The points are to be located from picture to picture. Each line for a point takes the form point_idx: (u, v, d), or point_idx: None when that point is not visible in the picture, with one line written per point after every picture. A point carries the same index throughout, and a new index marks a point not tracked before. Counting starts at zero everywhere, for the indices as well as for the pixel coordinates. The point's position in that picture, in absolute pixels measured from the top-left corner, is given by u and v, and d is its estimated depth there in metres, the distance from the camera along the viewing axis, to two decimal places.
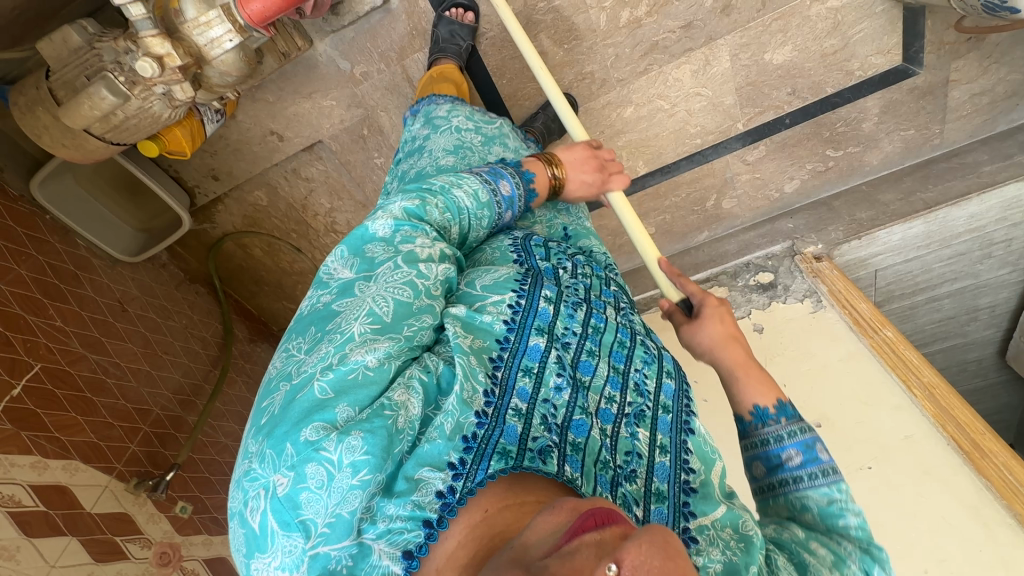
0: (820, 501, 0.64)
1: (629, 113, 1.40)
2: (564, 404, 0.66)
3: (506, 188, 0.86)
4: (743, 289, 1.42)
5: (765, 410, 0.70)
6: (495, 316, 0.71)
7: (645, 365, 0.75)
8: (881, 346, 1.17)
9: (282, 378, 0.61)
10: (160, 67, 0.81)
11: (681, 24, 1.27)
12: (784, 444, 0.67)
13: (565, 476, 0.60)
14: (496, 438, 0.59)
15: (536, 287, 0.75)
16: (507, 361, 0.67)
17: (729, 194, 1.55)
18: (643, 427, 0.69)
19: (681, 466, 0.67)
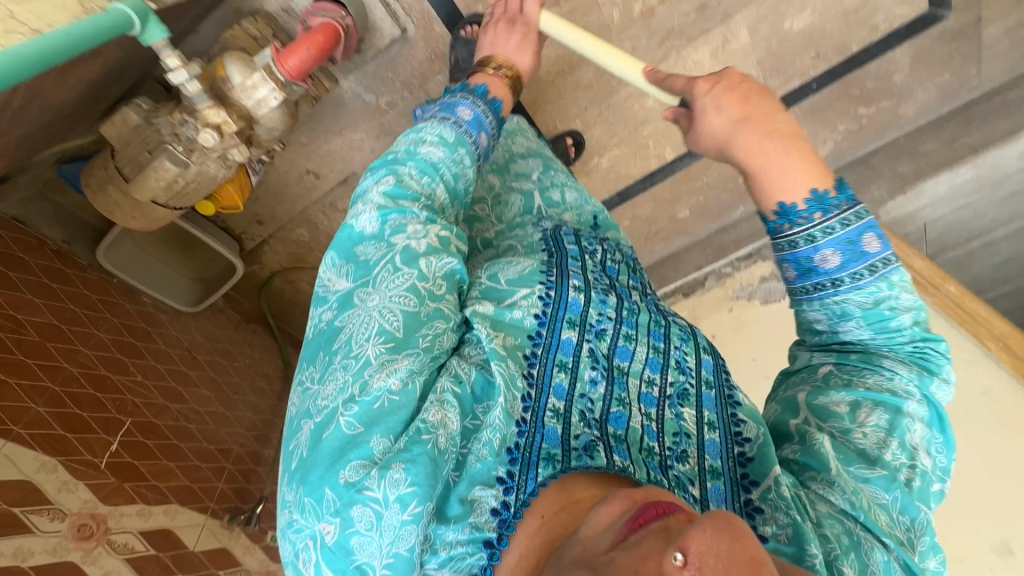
0: (865, 303, 0.77)
1: (651, 102, 1.40)
2: (600, 398, 0.73)
3: (467, 113, 0.91)
4: None
5: (790, 204, 0.78)
6: (524, 311, 0.77)
7: (683, 343, 0.83)
8: (948, 303, 1.21)
9: (306, 415, 0.68)
10: (219, 134, 0.87)
11: (695, 7, 1.27)
12: (819, 246, 0.77)
13: (617, 465, 0.67)
14: (539, 443, 0.66)
15: (563, 279, 0.82)
16: (541, 357, 0.73)
17: None
18: (687, 406, 0.76)
19: (734, 440, 0.74)
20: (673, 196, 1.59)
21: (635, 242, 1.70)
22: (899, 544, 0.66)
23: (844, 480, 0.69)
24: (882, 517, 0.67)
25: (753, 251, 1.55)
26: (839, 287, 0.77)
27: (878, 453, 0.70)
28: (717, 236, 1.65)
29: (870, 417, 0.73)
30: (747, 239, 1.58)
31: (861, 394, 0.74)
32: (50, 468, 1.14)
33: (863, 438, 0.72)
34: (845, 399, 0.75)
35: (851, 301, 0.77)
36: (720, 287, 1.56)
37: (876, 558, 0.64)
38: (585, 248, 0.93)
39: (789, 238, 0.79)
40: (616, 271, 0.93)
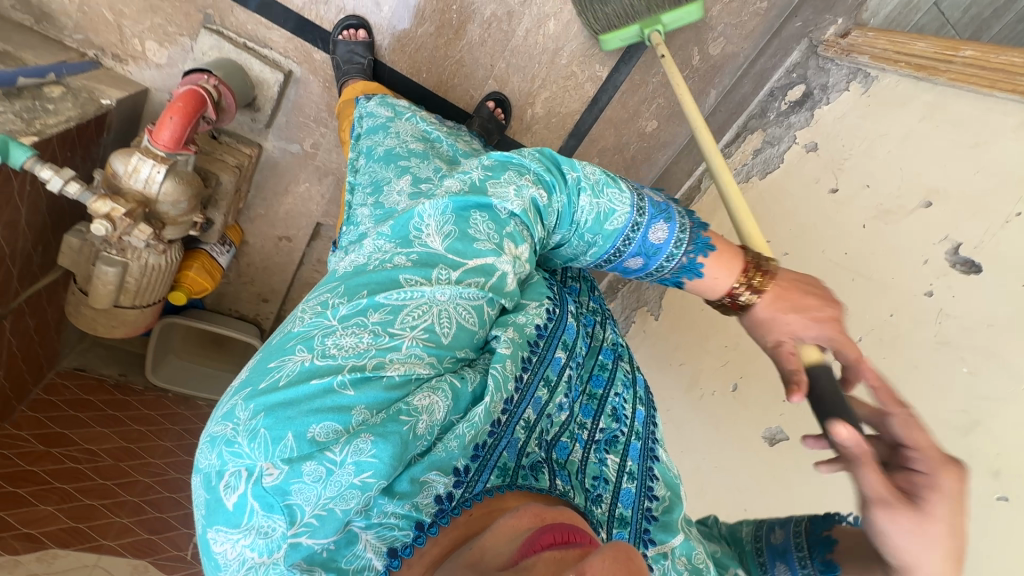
0: None
1: (553, 27, 1.31)
2: (558, 424, 0.65)
3: (660, 234, 0.68)
4: (778, 118, 1.24)
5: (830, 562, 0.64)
6: (534, 317, 0.66)
7: (624, 390, 0.72)
8: (966, 72, 0.88)
9: (305, 343, 0.52)
10: (111, 222, 0.93)
11: None
12: None
13: (558, 489, 0.59)
14: (501, 450, 0.58)
15: (564, 301, 0.72)
16: (532, 368, 0.63)
17: (711, 37, 1.35)
18: (613, 452, 0.67)
19: (644, 492, 0.65)
20: (630, 112, 1.45)
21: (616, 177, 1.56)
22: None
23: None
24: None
25: (739, 129, 1.37)
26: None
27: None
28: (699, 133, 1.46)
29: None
30: (729, 120, 1.38)
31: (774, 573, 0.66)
32: (143, 568, 1.12)
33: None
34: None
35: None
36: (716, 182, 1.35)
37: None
38: (549, 268, 0.80)
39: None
40: (580, 287, 0.81)
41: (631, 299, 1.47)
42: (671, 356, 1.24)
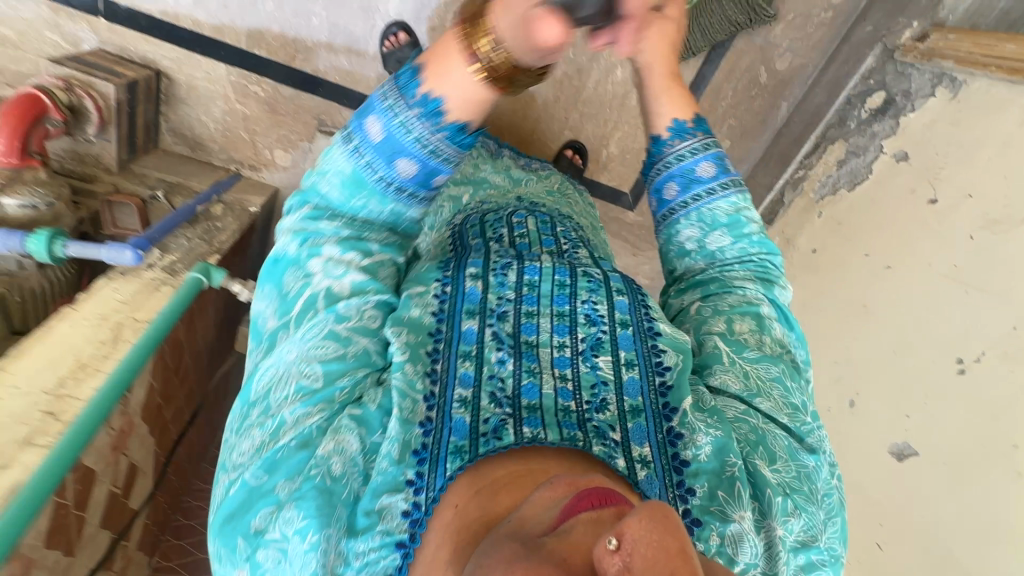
0: (727, 210, 0.87)
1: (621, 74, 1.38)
2: (510, 374, 0.63)
3: (409, 168, 0.71)
4: (859, 128, 1.25)
5: (682, 125, 0.91)
6: (422, 309, 0.69)
7: (593, 293, 0.73)
8: None
9: (221, 471, 0.63)
10: None
11: None
12: (698, 158, 0.89)
13: (527, 437, 0.57)
14: (446, 438, 0.57)
15: (461, 269, 0.74)
16: (444, 351, 0.65)
17: (777, 55, 1.39)
18: (603, 354, 0.68)
19: (654, 370, 0.68)
20: None
21: None
22: (799, 471, 0.67)
23: (774, 396, 0.72)
24: (805, 487, 0.67)
25: (818, 140, 1.36)
26: (725, 188, 0.88)
27: (796, 393, 0.73)
28: (774, 145, 1.49)
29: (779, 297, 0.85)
30: (806, 130, 1.40)
31: (762, 262, 0.86)
32: None
33: (778, 336, 0.79)
34: (744, 241, 0.87)
35: (717, 208, 0.87)
36: (800, 196, 1.37)
37: (789, 523, 0.63)
38: (492, 236, 0.84)
39: (676, 152, 0.90)
40: (521, 236, 0.85)
41: None
42: None
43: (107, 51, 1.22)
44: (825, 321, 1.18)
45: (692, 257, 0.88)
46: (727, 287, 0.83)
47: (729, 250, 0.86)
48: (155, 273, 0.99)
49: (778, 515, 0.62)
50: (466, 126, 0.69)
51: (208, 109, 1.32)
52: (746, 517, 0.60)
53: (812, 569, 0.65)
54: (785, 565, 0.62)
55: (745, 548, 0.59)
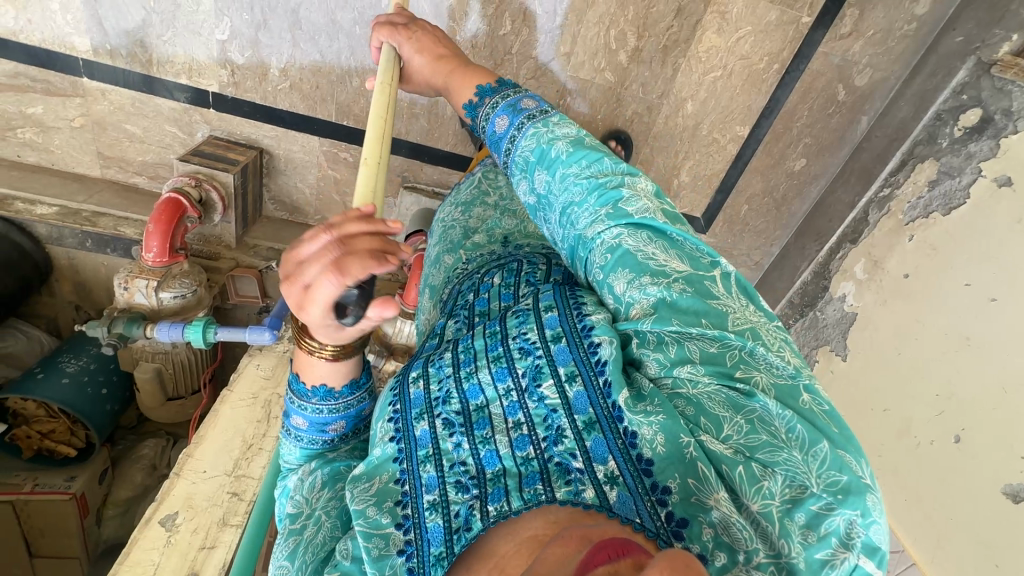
0: (534, 146, 0.75)
1: (692, 107, 1.38)
2: (468, 454, 0.58)
3: (340, 424, 0.73)
4: (953, 148, 1.20)
5: (470, 105, 0.86)
6: (381, 440, 0.63)
7: (523, 326, 0.66)
8: None
9: None
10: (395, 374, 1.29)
11: (673, 15, 1.25)
12: (495, 118, 0.81)
13: (496, 513, 0.54)
14: (430, 548, 0.53)
15: (405, 378, 0.68)
16: (402, 465, 0.60)
17: (856, 72, 1.35)
18: (546, 382, 0.61)
19: (594, 371, 0.60)
20: (776, 158, 1.49)
21: (768, 215, 1.60)
22: (753, 424, 0.53)
23: (693, 348, 0.58)
24: (768, 437, 0.52)
25: (904, 157, 1.33)
26: (522, 128, 0.77)
27: (724, 330, 0.58)
28: (853, 160, 1.45)
29: (634, 208, 0.66)
30: (890, 147, 1.36)
31: (594, 180, 0.70)
32: None
33: (661, 260, 0.63)
34: (562, 170, 0.72)
35: (524, 149, 0.76)
36: (886, 216, 1.34)
37: (765, 489, 0.50)
38: (461, 306, 0.78)
39: (480, 122, 0.84)
40: (484, 288, 0.79)
41: (809, 337, 1.49)
42: (870, 401, 1.26)
43: (218, 137, 1.35)
44: (923, 351, 1.17)
45: (541, 213, 0.75)
46: (587, 242, 0.68)
47: (558, 189, 0.72)
48: (286, 346, 1.12)
49: (746, 489, 0.50)
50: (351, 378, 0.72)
51: (304, 177, 1.44)
52: (724, 499, 0.50)
53: (824, 519, 0.47)
54: (785, 538, 0.47)
55: (738, 532, 0.49)
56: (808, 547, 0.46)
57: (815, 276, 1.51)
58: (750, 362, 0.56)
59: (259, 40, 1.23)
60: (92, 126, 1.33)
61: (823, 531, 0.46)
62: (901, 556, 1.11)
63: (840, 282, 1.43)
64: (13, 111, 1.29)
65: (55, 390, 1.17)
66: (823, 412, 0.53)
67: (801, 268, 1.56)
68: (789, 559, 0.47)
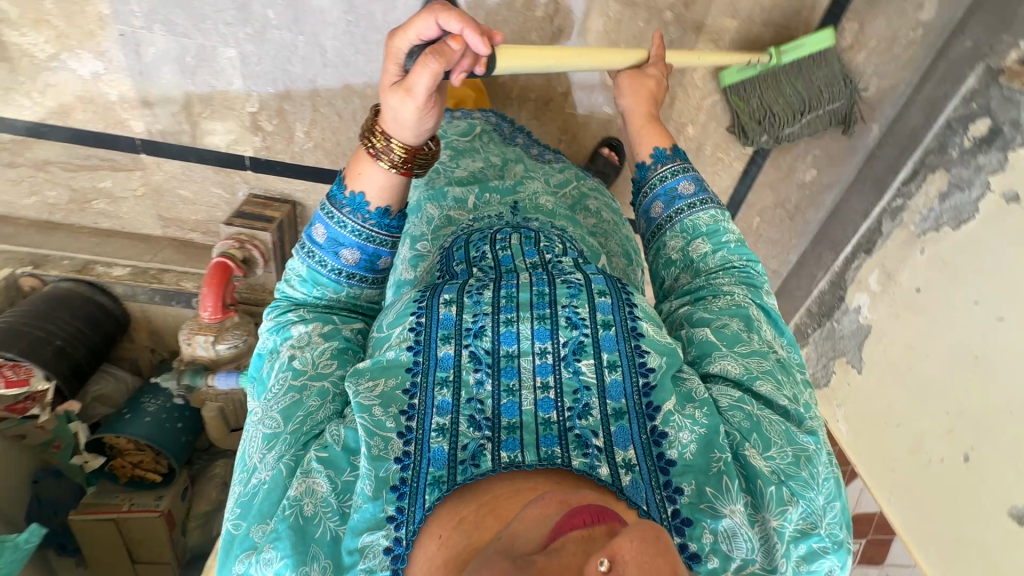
0: (706, 220, 0.90)
1: (693, 130, 1.41)
2: (488, 396, 0.64)
3: (352, 255, 0.81)
4: (962, 158, 1.19)
5: (661, 152, 1.00)
6: (397, 346, 0.68)
7: (572, 299, 0.70)
8: None
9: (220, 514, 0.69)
10: None
11: (665, 47, 1.28)
12: (677, 179, 0.95)
13: (503, 463, 0.59)
14: (425, 469, 0.59)
15: (434, 297, 0.72)
16: (421, 382, 0.65)
17: (861, 81, 1.33)
18: (585, 358, 0.66)
19: (637, 370, 0.66)
20: (786, 170, 1.49)
21: (782, 225, 1.60)
22: (797, 456, 0.66)
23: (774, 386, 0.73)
24: (804, 472, 0.65)
25: (916, 166, 1.30)
26: (704, 206, 0.92)
27: (796, 380, 0.75)
28: (867, 168, 1.43)
29: (768, 298, 0.85)
30: (902, 155, 1.33)
31: (745, 268, 0.88)
32: None
33: (769, 335, 0.79)
34: (726, 249, 0.88)
35: (698, 219, 0.90)
36: (899, 227, 1.32)
37: (787, 513, 0.62)
38: (479, 246, 0.82)
39: (658, 176, 0.96)
40: (502, 247, 0.81)
41: (825, 347, 1.49)
42: (885, 416, 1.27)
43: (256, 194, 1.51)
44: (934, 367, 1.17)
45: (677, 266, 0.90)
46: (717, 291, 0.83)
47: (713, 260, 0.87)
48: None
49: (772, 506, 0.62)
50: (388, 209, 0.81)
51: None
52: (737, 510, 0.60)
53: (814, 558, 0.63)
54: (785, 557, 0.61)
55: (739, 543, 0.59)
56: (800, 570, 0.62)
57: (831, 286, 1.51)
58: (807, 415, 0.72)
59: (284, 108, 1.37)
60: (152, 194, 1.52)
61: (813, 567, 0.63)
62: (913, 570, 1.15)
63: (855, 293, 1.42)
64: (88, 187, 1.50)
65: (139, 427, 1.38)
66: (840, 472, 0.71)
67: (818, 276, 1.56)
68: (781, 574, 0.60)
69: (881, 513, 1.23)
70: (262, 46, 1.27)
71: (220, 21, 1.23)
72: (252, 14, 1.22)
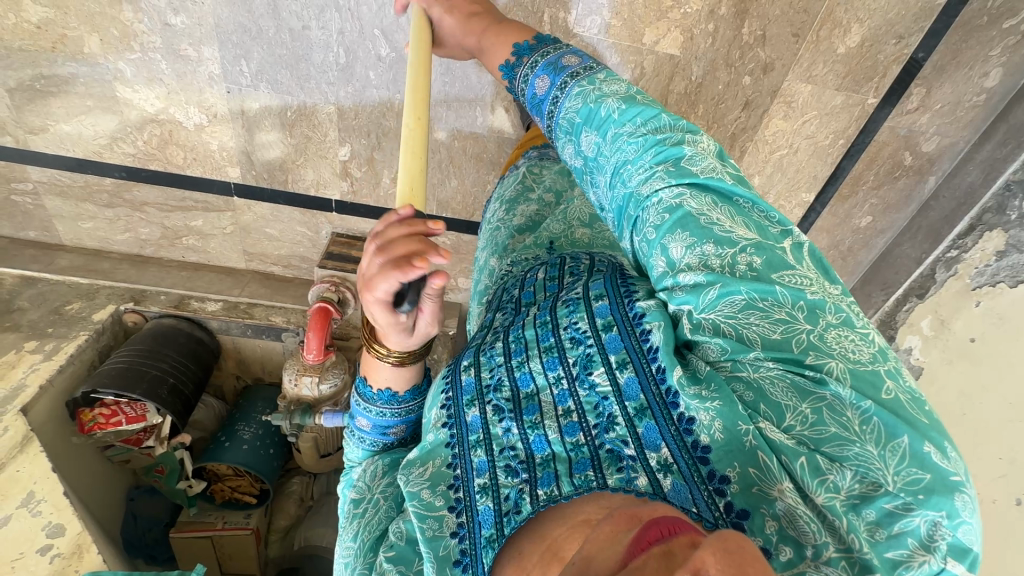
0: (580, 104, 0.84)
1: (760, 180, 1.48)
2: (518, 441, 0.74)
3: (399, 429, 0.93)
4: (1020, 221, 1.27)
5: (506, 65, 0.97)
6: (433, 428, 0.82)
7: (572, 316, 0.81)
8: None
9: None
10: None
11: (741, 108, 1.36)
12: (534, 77, 0.92)
13: (542, 498, 0.67)
14: (479, 530, 0.69)
15: (456, 373, 0.86)
16: (457, 450, 0.77)
17: (923, 140, 1.41)
18: (597, 371, 0.75)
19: (647, 362, 0.72)
20: (842, 216, 1.57)
21: (834, 265, 1.69)
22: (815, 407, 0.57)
23: (751, 325, 0.64)
24: (831, 425, 0.56)
25: (972, 222, 1.38)
26: (566, 88, 0.86)
27: (772, 288, 0.63)
28: (921, 217, 1.52)
29: (698, 166, 0.73)
30: (958, 210, 1.42)
31: (651, 138, 0.76)
32: None
33: (724, 227, 0.69)
34: (616, 126, 0.80)
35: (569, 110, 0.85)
36: (953, 277, 1.42)
37: (831, 481, 0.55)
38: (500, 315, 0.95)
39: (519, 84, 0.94)
40: (530, 283, 0.96)
41: None
42: None
43: (340, 233, 1.59)
44: (988, 414, 1.27)
45: (589, 173, 0.85)
46: (645, 203, 0.75)
47: (610, 147, 0.80)
48: None
49: (810, 481, 0.56)
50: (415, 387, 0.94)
51: None
52: (788, 490, 0.57)
53: (900, 521, 0.51)
54: (854, 533, 0.52)
55: (805, 526, 0.55)
56: (881, 543, 0.51)
57: (881, 324, 1.60)
58: (822, 348, 0.59)
59: (375, 157, 1.44)
60: (239, 232, 1.60)
61: (896, 532, 0.51)
62: None
63: (906, 334, 1.52)
64: (180, 225, 1.58)
65: (238, 454, 1.48)
66: (893, 398, 0.56)
67: (866, 315, 1.65)
68: (860, 554, 0.51)
69: None
70: (360, 103, 1.34)
71: (323, 81, 1.30)
72: (353, 75, 1.29)
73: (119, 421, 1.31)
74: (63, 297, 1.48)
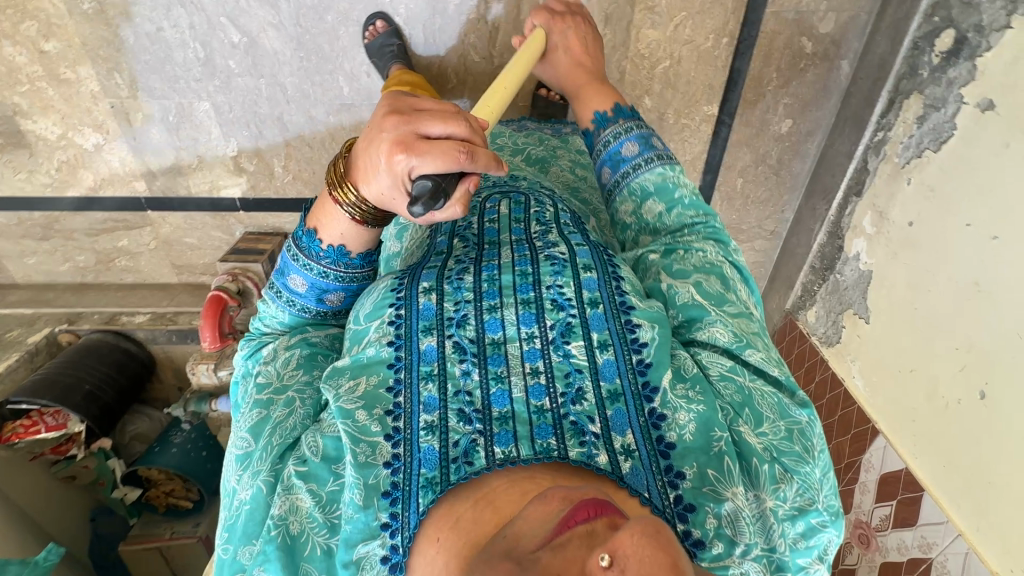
0: (654, 180, 0.89)
1: (651, 100, 1.39)
2: (476, 386, 0.64)
3: (337, 296, 0.86)
4: (933, 76, 1.11)
5: (604, 115, 0.98)
6: (377, 344, 0.70)
7: (556, 277, 0.72)
8: None
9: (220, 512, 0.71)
10: None
11: (604, 25, 1.29)
12: (620, 140, 0.93)
13: (498, 458, 0.59)
14: (417, 471, 0.60)
15: (412, 286, 0.73)
16: (405, 380, 0.66)
17: (817, 20, 1.27)
18: (574, 341, 0.67)
19: (626, 328, 0.68)
20: (758, 125, 1.43)
21: (769, 183, 1.52)
22: (790, 430, 0.66)
23: (762, 351, 0.72)
24: (797, 446, 0.65)
25: (891, 95, 1.22)
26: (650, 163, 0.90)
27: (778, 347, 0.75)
28: (845, 107, 1.36)
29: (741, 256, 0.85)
30: (875, 86, 1.26)
31: (705, 222, 0.86)
32: None
33: (745, 299, 0.80)
34: (681, 206, 0.88)
35: (645, 180, 0.90)
36: (883, 162, 1.24)
37: (780, 489, 0.62)
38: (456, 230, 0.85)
39: (604, 139, 0.95)
40: (490, 217, 0.84)
41: (833, 302, 1.40)
42: (899, 362, 1.17)
43: (252, 231, 1.62)
44: (938, 303, 1.08)
45: (633, 230, 0.90)
46: (690, 248, 0.82)
47: (670, 223, 0.86)
48: None
49: (766, 485, 0.62)
50: (369, 253, 0.84)
51: None
52: (738, 493, 0.60)
53: (814, 534, 0.62)
54: (780, 534, 0.61)
55: (742, 525, 0.59)
56: (799, 549, 0.61)
57: (830, 237, 1.42)
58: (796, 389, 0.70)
59: (261, 147, 1.47)
60: (162, 246, 1.67)
61: (812, 543, 0.62)
62: (947, 528, 1.03)
63: (852, 239, 1.34)
64: (109, 247, 1.67)
65: (167, 458, 1.49)
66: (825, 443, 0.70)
67: (815, 230, 1.47)
68: (779, 554, 0.61)
69: (907, 469, 1.13)
70: (230, 95, 1.38)
71: (190, 79, 1.35)
72: (215, 67, 1.34)
73: (38, 430, 1.37)
74: (7, 328, 1.62)
